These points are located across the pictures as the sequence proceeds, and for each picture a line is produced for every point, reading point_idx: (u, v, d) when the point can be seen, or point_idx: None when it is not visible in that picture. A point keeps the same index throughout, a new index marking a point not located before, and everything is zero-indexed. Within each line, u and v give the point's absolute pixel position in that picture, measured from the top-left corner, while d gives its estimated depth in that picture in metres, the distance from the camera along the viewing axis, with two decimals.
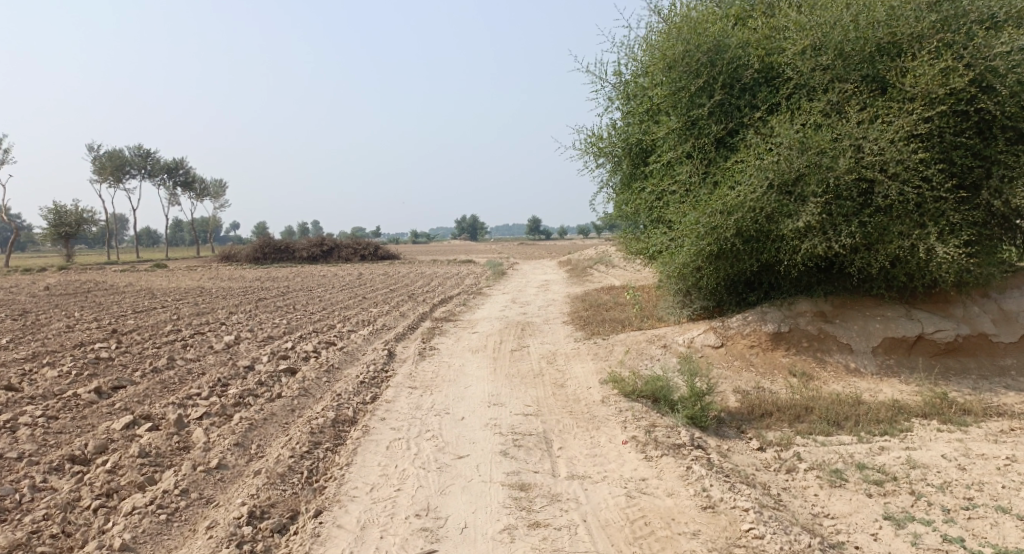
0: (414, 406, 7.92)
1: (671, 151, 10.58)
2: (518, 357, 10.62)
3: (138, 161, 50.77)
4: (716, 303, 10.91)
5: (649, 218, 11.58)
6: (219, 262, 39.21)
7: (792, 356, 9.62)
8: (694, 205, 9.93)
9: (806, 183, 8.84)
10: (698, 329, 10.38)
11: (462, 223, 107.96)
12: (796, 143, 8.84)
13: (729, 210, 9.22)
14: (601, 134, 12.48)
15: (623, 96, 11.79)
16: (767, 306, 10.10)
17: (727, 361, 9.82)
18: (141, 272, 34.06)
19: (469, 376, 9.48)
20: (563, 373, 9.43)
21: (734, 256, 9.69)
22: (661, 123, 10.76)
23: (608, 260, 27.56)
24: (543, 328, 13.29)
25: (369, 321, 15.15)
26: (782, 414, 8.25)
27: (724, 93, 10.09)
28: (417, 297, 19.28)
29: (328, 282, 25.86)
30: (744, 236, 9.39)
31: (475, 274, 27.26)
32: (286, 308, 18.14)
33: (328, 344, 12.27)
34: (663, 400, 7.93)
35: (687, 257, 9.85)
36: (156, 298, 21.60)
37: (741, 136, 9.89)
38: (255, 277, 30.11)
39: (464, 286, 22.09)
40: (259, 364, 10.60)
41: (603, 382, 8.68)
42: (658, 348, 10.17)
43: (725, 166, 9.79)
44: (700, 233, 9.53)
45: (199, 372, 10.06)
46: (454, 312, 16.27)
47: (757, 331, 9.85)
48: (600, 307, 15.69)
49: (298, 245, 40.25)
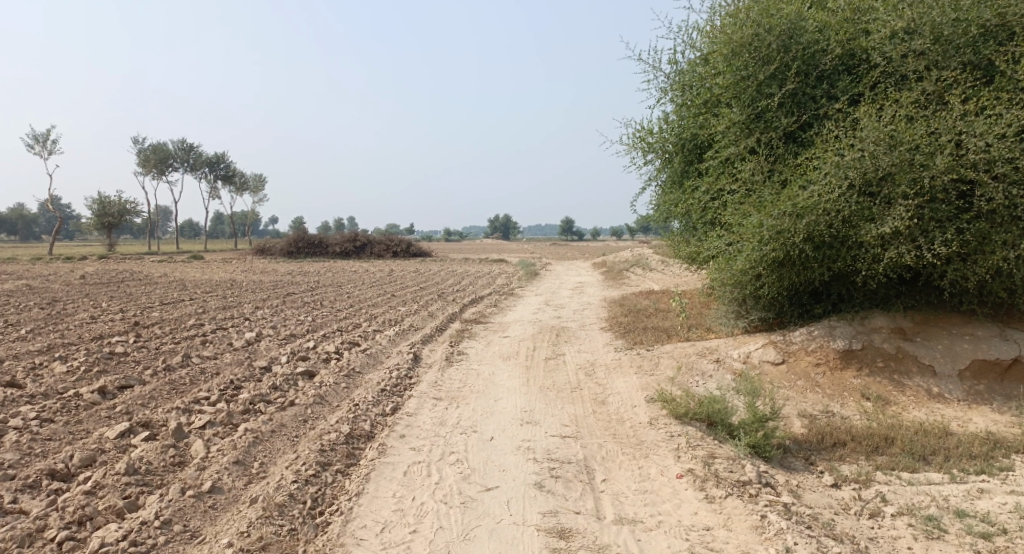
0: (438, 421, 7.09)
1: (732, 146, 9.61)
2: (555, 367, 9.74)
3: (182, 154, 51.14)
4: (776, 315, 9.85)
5: (703, 220, 10.62)
6: (252, 254, 39.04)
7: (864, 377, 8.59)
8: (756, 206, 8.94)
9: (895, 183, 7.86)
10: (755, 343, 9.36)
11: (497, 223, 107.58)
12: (886, 138, 7.85)
13: (800, 214, 8.24)
14: (651, 127, 11.55)
15: (678, 86, 10.89)
16: (835, 320, 9.05)
17: (789, 380, 8.81)
18: (176, 264, 33.89)
19: (499, 387, 8.65)
20: (604, 387, 8.52)
21: (802, 264, 8.64)
22: (722, 114, 9.83)
23: (645, 264, 26.62)
24: (580, 335, 12.38)
25: (396, 320, 14.42)
26: (857, 444, 7.23)
27: (798, 81, 9.09)
28: (448, 297, 18.51)
29: (359, 277, 25.29)
30: (816, 241, 8.37)
31: (508, 274, 26.42)
32: (313, 304, 17.50)
33: (351, 346, 11.54)
34: (720, 425, 6.97)
35: (747, 263, 8.89)
36: (185, 290, 21.17)
37: (816, 129, 8.90)
38: (286, 271, 29.78)
39: (496, 286, 21.27)
40: (277, 365, 9.89)
41: (649, 400, 7.76)
42: (709, 362, 9.21)
43: (796, 163, 8.82)
44: (764, 237, 8.57)
45: (212, 373, 9.38)
46: (485, 314, 15.44)
47: (823, 348, 8.82)
48: (640, 312, 14.75)
49: (332, 240, 39.95)
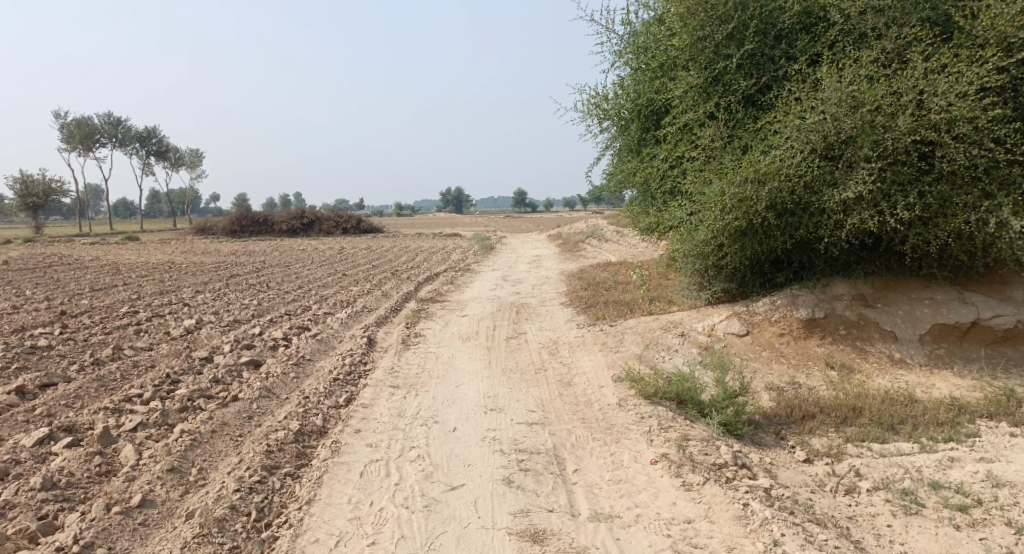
0: (397, 412, 6.61)
1: (690, 112, 9.22)
2: (516, 348, 9.32)
3: (109, 129, 48.60)
4: (738, 285, 9.59)
5: (661, 189, 10.26)
6: (194, 234, 37.49)
7: (827, 346, 8.39)
8: (716, 173, 8.60)
9: (857, 146, 7.55)
10: (719, 315, 9.07)
11: (447, 196, 106.49)
12: (848, 99, 7.54)
13: (762, 180, 7.93)
14: (606, 94, 11.12)
15: (633, 50, 10.46)
16: (798, 288, 8.82)
17: (754, 351, 8.56)
18: (110, 247, 32.23)
19: (459, 371, 8.20)
20: (569, 367, 8.15)
21: (764, 232, 8.34)
22: (679, 78, 9.42)
23: (599, 234, 26.38)
24: (540, 311, 11.98)
25: (347, 301, 13.79)
26: (825, 416, 6.95)
27: (757, 41, 8.74)
28: (400, 275, 17.90)
29: (307, 256, 24.40)
30: (778, 209, 8.06)
31: (462, 249, 25.85)
32: (258, 286, 16.69)
33: (299, 331, 10.91)
34: (690, 403, 6.65)
35: (709, 233, 8.57)
36: (120, 274, 20.05)
37: (775, 92, 8.56)
38: (230, 251, 28.63)
39: (449, 262, 20.71)
40: (218, 355, 9.23)
41: (616, 380, 7.40)
42: (674, 337, 8.92)
43: (756, 127, 8.50)
44: (725, 206, 8.24)
45: (146, 366, 8.68)
46: (441, 292, 14.91)
47: (787, 318, 8.59)
48: (600, 285, 14.43)
49: (277, 217, 38.62)
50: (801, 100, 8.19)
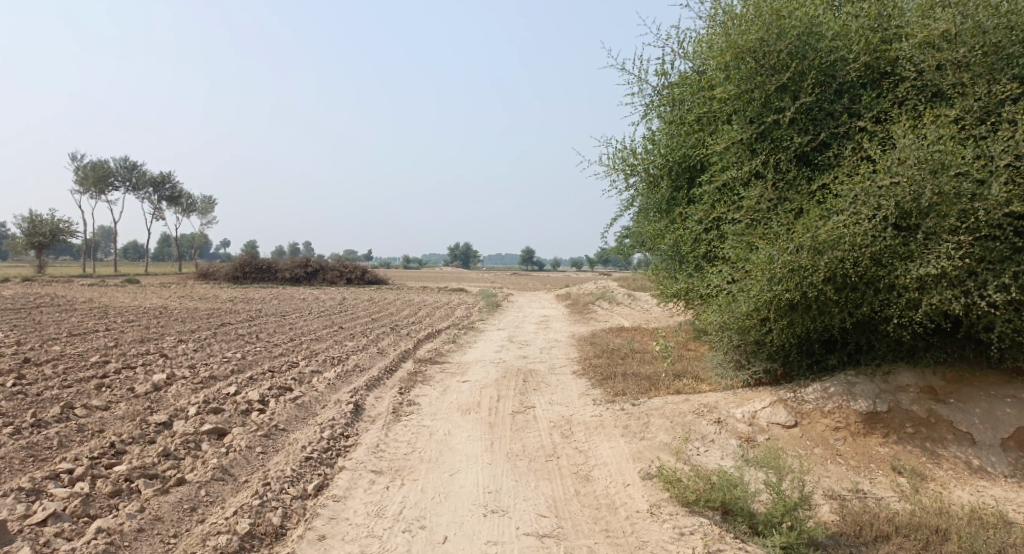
0: (374, 510, 5.37)
1: (733, 169, 8.18)
2: (523, 426, 8.05)
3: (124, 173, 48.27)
4: (782, 364, 8.35)
5: (694, 253, 9.14)
6: (196, 280, 36.51)
7: (892, 446, 7.19)
8: (764, 239, 7.47)
9: (940, 216, 6.45)
10: (761, 400, 7.85)
11: (455, 251, 105.98)
12: (929, 160, 6.46)
13: (821, 249, 6.81)
14: (635, 148, 10.14)
15: (668, 102, 9.51)
16: (853, 375, 7.63)
17: (804, 447, 7.32)
18: (108, 288, 31.20)
19: (455, 453, 6.95)
20: (586, 456, 6.87)
21: (819, 308, 7.15)
22: (720, 131, 8.39)
23: (612, 296, 25.28)
24: (550, 381, 10.72)
25: (338, 358, 12.58)
26: (903, 538, 5.80)
27: (815, 94, 7.70)
28: (401, 331, 16.68)
29: (306, 307, 23.28)
30: (838, 284, 6.91)
31: (468, 306, 24.62)
32: (248, 338, 15.50)
33: (280, 393, 9.66)
34: (741, 516, 5.41)
35: (754, 304, 7.39)
36: (108, 318, 18.92)
37: (835, 151, 7.49)
38: (229, 297, 27.55)
39: (454, 319, 19.54)
40: (180, 421, 8.00)
41: (645, 477, 6.14)
42: (709, 423, 7.68)
43: (812, 191, 7.41)
44: (774, 276, 7.09)
45: (93, 431, 7.46)
46: (442, 352, 13.68)
47: (844, 409, 7.38)
48: (616, 353, 13.21)
49: (281, 264, 37.69)
50: (868, 161, 7.13)
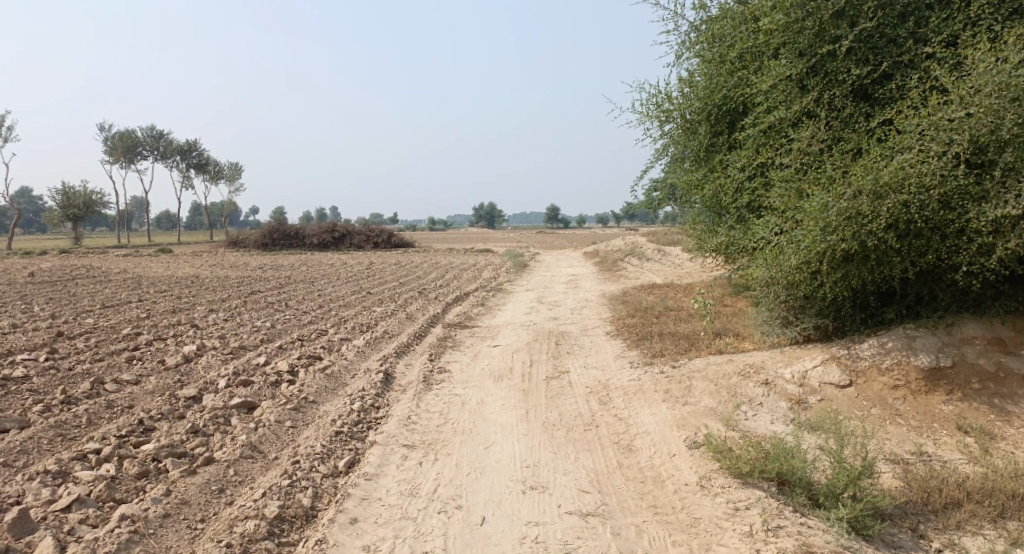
0: (407, 489, 5.18)
1: (781, 109, 7.67)
2: (559, 392, 7.75)
3: (150, 141, 48.11)
4: (834, 320, 7.91)
5: (736, 204, 8.67)
6: (225, 248, 36.62)
7: (956, 403, 6.76)
8: (817, 184, 7.05)
9: (1022, 148, 5.96)
10: (812, 359, 7.46)
11: (481, 211, 105.50)
12: (1009, 87, 5.98)
13: (882, 193, 6.40)
14: (670, 93, 9.61)
15: (707, 40, 8.98)
16: (914, 329, 7.23)
17: (860, 408, 6.93)
18: (139, 259, 31.40)
19: (493, 422, 6.71)
20: (628, 424, 6.55)
21: (877, 259, 6.75)
22: (767, 67, 7.84)
23: (642, 252, 24.82)
24: (584, 343, 10.39)
25: (366, 324, 12.39)
26: (976, 505, 5.44)
27: (875, 18, 7.08)
28: (429, 295, 16.45)
29: (333, 272, 23.14)
30: (900, 230, 6.51)
31: (496, 266, 24.34)
32: (276, 305, 15.38)
33: (309, 362, 9.48)
34: (799, 487, 5.08)
35: (805, 257, 7.00)
36: (137, 289, 18.91)
37: (898, 82, 6.96)
38: (257, 265, 27.53)
39: (482, 281, 19.24)
40: (210, 395, 7.84)
41: (691, 446, 5.81)
42: (756, 385, 7.31)
43: (872, 128, 6.96)
44: (828, 225, 6.70)
45: (123, 407, 7.33)
46: (472, 316, 13.41)
47: (903, 365, 6.99)
48: (650, 311, 12.85)
49: (308, 230, 37.64)
50: (937, 90, 6.64)
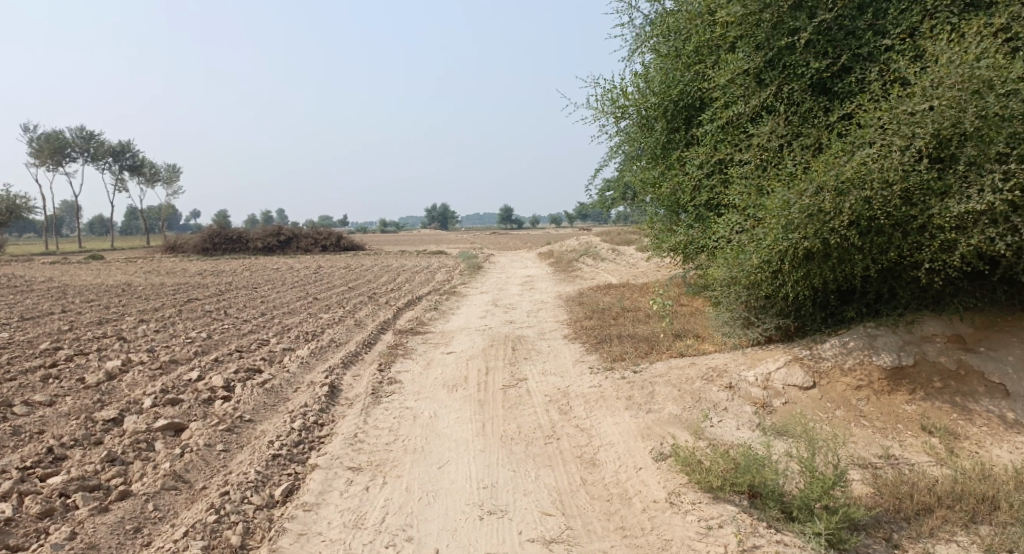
0: (352, 519, 4.77)
1: (739, 104, 7.40)
2: (516, 402, 7.30)
3: (82, 145, 46.24)
4: (795, 320, 7.65)
5: (694, 202, 8.39)
6: (164, 253, 35.11)
7: (919, 403, 6.55)
8: (777, 181, 6.73)
9: (986, 142, 5.72)
10: (774, 360, 7.20)
11: (432, 212, 104.47)
12: (973, 79, 5.76)
13: (844, 190, 6.10)
14: (624, 89, 9.29)
15: (662, 33, 8.70)
16: (875, 327, 7.02)
17: (824, 410, 6.68)
18: (71, 266, 29.83)
19: (444, 438, 6.23)
20: (589, 436, 6.16)
21: (839, 256, 6.44)
22: (724, 61, 7.57)
23: (596, 252, 24.58)
24: (540, 348, 9.96)
25: (311, 332, 11.74)
26: (947, 510, 5.19)
27: (834, 9, 6.81)
28: (379, 300, 15.84)
29: (279, 278, 22.26)
30: (863, 227, 6.21)
31: (449, 269, 23.78)
32: (216, 314, 14.57)
33: (247, 376, 8.82)
34: (771, 500, 4.74)
35: (768, 256, 6.70)
36: (66, 300, 17.80)
37: (857, 75, 6.68)
38: (199, 271, 26.38)
39: (434, 284, 18.67)
40: (133, 416, 7.16)
41: (657, 458, 5.43)
42: (719, 389, 7.00)
43: (833, 122, 6.66)
44: (790, 222, 6.38)
45: (33, 432, 6.61)
46: (424, 321, 12.86)
47: (865, 366, 6.77)
48: (607, 312, 12.51)
49: (252, 234, 36.39)
50: (899, 83, 6.38)
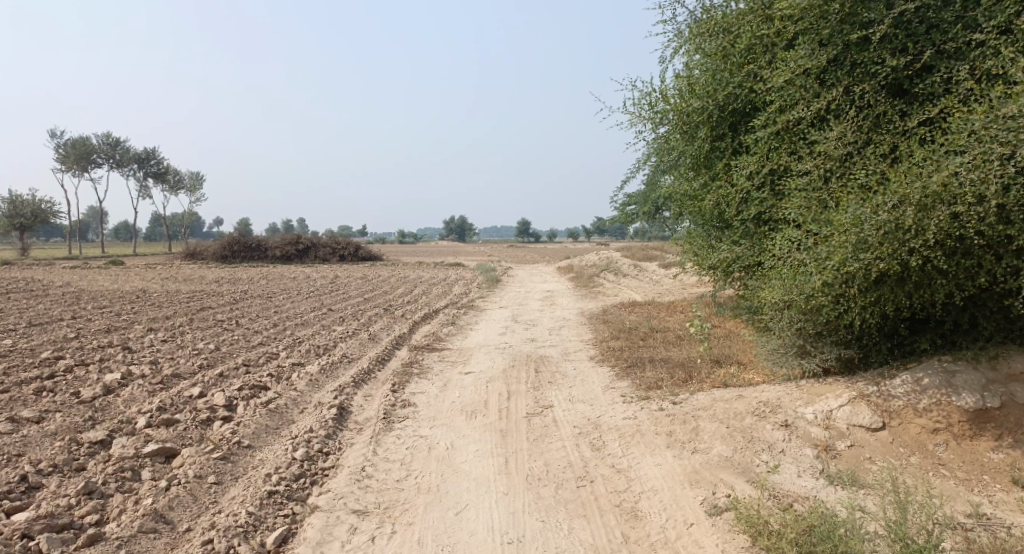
0: None
1: (800, 108, 6.69)
2: (543, 433, 6.56)
3: (105, 149, 46.33)
4: (856, 348, 6.88)
5: (741, 217, 7.71)
6: (182, 260, 34.75)
7: (1007, 451, 5.75)
8: (846, 194, 6.04)
9: None
10: (835, 395, 6.40)
11: (451, 224, 104.13)
12: None
13: (929, 205, 5.38)
14: (665, 91, 8.61)
15: (708, 30, 7.99)
16: (952, 361, 6.21)
17: (896, 455, 5.87)
18: (86, 270, 29.50)
19: (464, 477, 5.51)
20: (629, 479, 5.42)
21: (917, 280, 5.74)
22: (782, 58, 6.85)
23: (618, 267, 23.83)
24: (567, 371, 9.21)
25: (323, 346, 11.09)
26: None
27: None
28: (395, 312, 15.18)
29: (293, 286, 21.70)
30: (948, 248, 5.50)
31: (467, 281, 23.13)
32: (226, 324, 13.97)
33: (252, 394, 8.15)
34: None
35: (833, 278, 5.97)
36: (74, 304, 17.28)
37: (942, 75, 5.96)
38: (213, 278, 25.89)
39: (452, 297, 17.96)
40: (123, 438, 6.50)
41: (712, 513, 4.73)
42: (774, 426, 6.22)
43: (913, 127, 5.96)
44: (863, 241, 5.68)
45: (10, 453, 5.95)
46: (442, 338, 12.14)
47: (943, 406, 5.94)
48: (636, 332, 11.76)
49: (270, 242, 36.01)
50: (993, 82, 5.62)
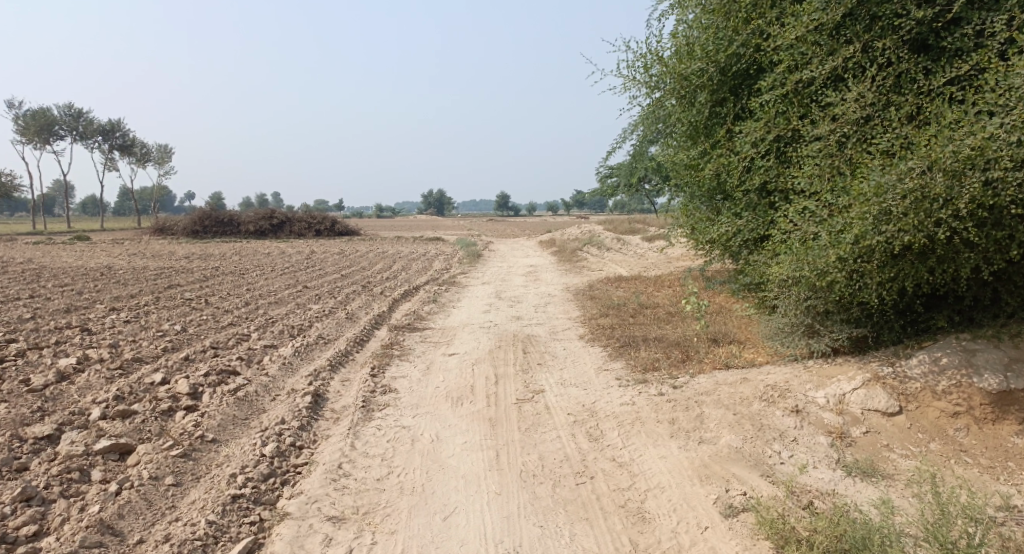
0: None
1: (812, 67, 6.14)
2: (535, 422, 6.06)
3: (70, 120, 44.75)
4: (867, 326, 6.43)
5: (744, 186, 7.18)
6: (151, 235, 33.63)
7: None
8: (866, 161, 5.54)
9: None
10: (849, 378, 5.95)
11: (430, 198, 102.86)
12: None
13: (960, 171, 4.89)
14: (661, 52, 8.02)
15: None
16: (971, 340, 5.77)
17: (916, 442, 5.45)
18: (51, 246, 28.40)
19: (450, 473, 5.00)
20: (631, 473, 4.94)
21: (941, 254, 5.27)
22: (793, 13, 6.28)
23: (601, 241, 23.29)
24: (556, 351, 8.72)
25: (297, 325, 10.48)
26: None
27: None
28: (374, 290, 14.55)
29: (267, 263, 20.94)
30: (979, 218, 5.02)
31: (447, 257, 22.48)
32: (195, 303, 13.27)
33: (219, 379, 7.55)
34: None
35: (849, 253, 5.47)
36: (35, 283, 16.43)
37: (974, 27, 5.44)
38: (183, 254, 25.00)
39: (432, 273, 17.34)
40: (73, 431, 5.90)
41: (727, 514, 4.29)
42: (784, 412, 5.77)
43: (940, 85, 5.45)
44: (884, 211, 5.18)
45: None
46: (423, 316, 11.56)
47: (964, 388, 5.50)
48: (625, 309, 11.26)
49: (243, 217, 34.98)
50: None
